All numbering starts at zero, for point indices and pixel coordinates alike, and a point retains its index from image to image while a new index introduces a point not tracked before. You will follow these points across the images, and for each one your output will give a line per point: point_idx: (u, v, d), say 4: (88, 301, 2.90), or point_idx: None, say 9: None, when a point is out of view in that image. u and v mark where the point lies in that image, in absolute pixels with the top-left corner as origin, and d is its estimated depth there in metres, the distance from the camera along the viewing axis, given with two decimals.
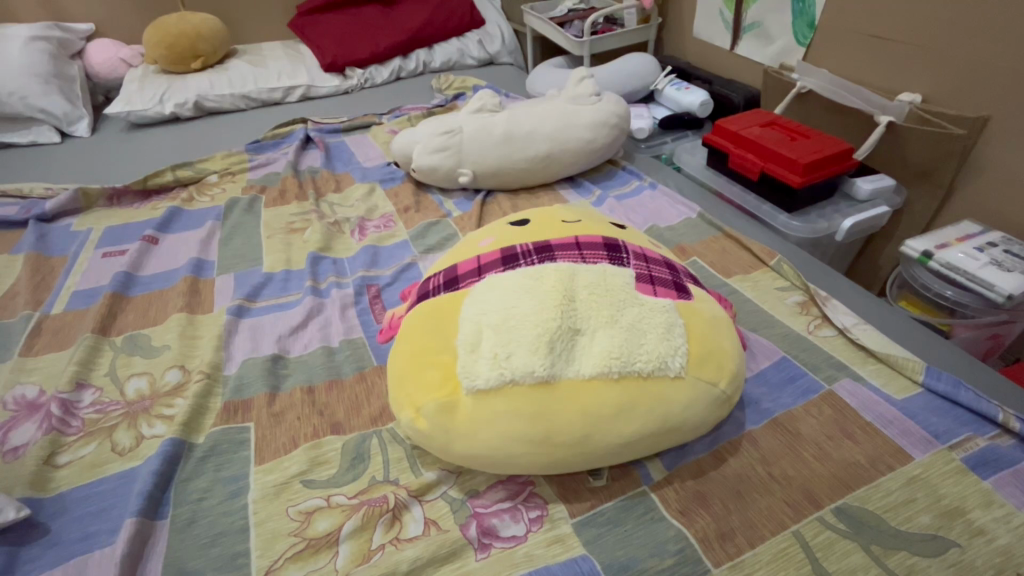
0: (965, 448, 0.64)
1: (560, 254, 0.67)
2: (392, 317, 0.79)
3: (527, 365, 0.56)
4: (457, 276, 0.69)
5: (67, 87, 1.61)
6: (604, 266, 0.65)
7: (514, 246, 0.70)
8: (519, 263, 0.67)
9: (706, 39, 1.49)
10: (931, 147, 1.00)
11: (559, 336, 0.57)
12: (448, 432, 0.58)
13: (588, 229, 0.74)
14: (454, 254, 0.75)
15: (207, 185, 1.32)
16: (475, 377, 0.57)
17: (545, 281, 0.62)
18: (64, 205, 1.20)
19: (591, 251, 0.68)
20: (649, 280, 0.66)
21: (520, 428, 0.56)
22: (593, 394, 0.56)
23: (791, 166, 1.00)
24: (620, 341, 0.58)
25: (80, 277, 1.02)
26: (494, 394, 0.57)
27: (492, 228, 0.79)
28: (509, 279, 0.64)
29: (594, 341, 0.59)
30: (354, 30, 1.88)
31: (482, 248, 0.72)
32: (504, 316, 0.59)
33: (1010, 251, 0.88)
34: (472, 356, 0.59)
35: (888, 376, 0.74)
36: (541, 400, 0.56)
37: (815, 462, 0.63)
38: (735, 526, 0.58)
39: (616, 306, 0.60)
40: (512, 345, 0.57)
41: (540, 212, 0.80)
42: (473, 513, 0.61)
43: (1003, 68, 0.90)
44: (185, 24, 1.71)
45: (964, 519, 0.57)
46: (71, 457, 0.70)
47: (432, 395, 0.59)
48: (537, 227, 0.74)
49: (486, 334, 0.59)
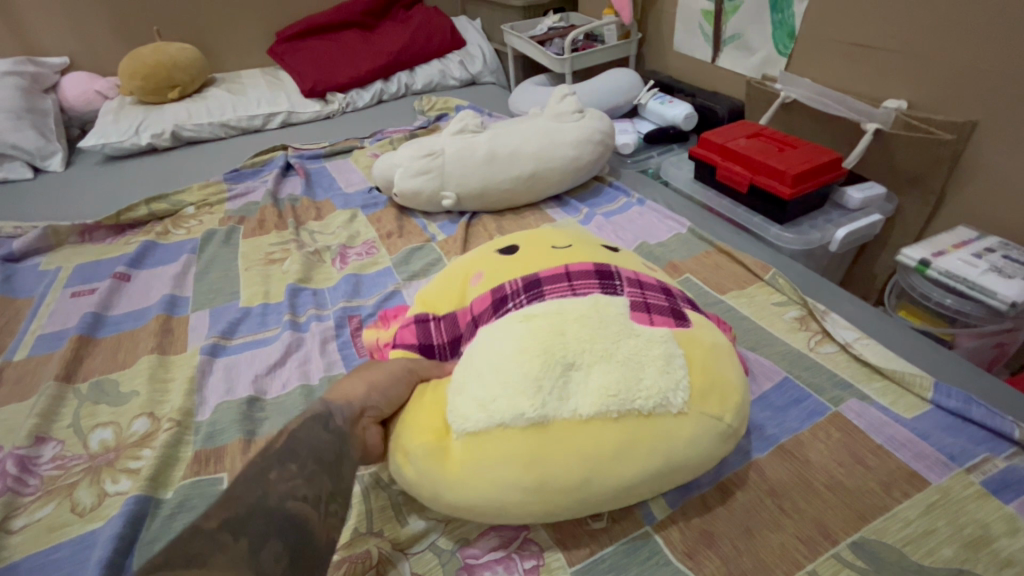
0: (984, 470, 0.60)
1: (548, 291, 0.64)
2: (375, 343, 0.78)
3: (516, 407, 0.52)
4: (458, 333, 0.68)
5: (41, 122, 1.58)
6: (596, 296, 0.62)
7: (502, 285, 0.67)
8: (508, 306, 0.64)
9: (686, 52, 1.48)
10: (919, 152, 0.98)
11: (550, 373, 0.54)
12: (435, 480, 0.54)
13: (580, 254, 0.70)
14: (446, 291, 0.72)
15: (183, 217, 1.28)
16: (463, 421, 0.54)
17: (532, 322, 0.59)
18: (34, 243, 1.16)
19: (583, 281, 0.65)
20: (644, 308, 0.62)
21: (514, 477, 0.52)
22: (592, 436, 0.52)
23: (781, 177, 0.99)
24: (617, 377, 0.54)
25: (46, 319, 0.98)
26: (483, 439, 0.53)
27: (479, 257, 0.75)
28: (498, 322, 0.61)
29: (590, 377, 0.55)
30: (335, 56, 1.87)
31: (472, 291, 0.70)
32: (490, 361, 0.56)
33: (1008, 257, 0.85)
34: (458, 398, 0.55)
35: (896, 394, 0.70)
36: (534, 443, 0.52)
37: (826, 492, 0.60)
38: (747, 568, 0.54)
39: (611, 340, 0.57)
40: (500, 385, 0.54)
41: (526, 236, 0.77)
42: (463, 565, 0.56)
43: (988, 72, 0.89)
44: (162, 55, 1.70)
45: (990, 550, 0.54)
46: (27, 520, 0.64)
47: (418, 442, 0.55)
48: (525, 257, 0.71)
49: (473, 379, 0.56)
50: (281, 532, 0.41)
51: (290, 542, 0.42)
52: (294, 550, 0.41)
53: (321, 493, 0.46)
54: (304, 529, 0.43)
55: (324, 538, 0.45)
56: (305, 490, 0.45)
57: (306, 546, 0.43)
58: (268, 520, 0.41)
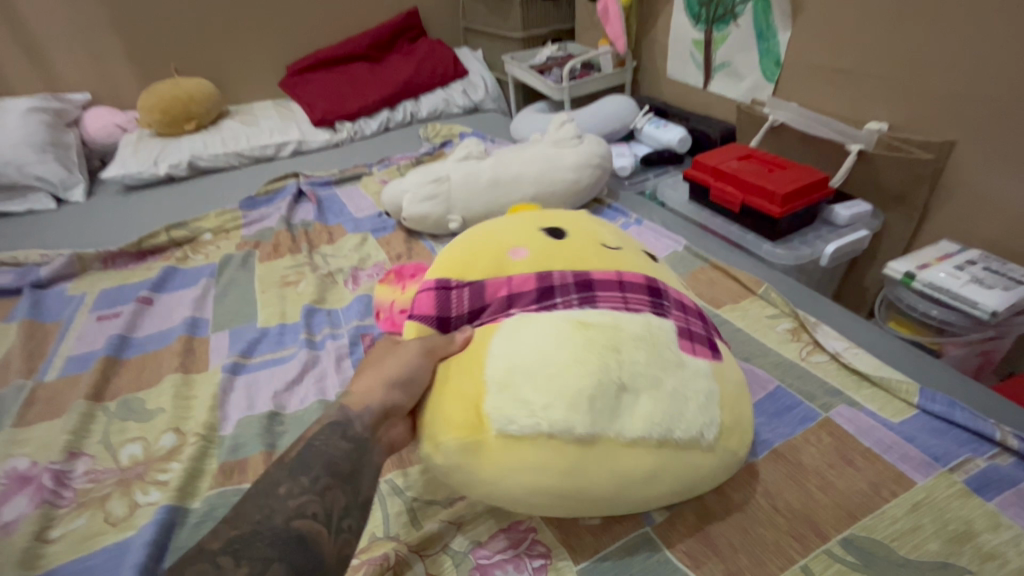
0: (966, 470, 0.64)
1: (602, 298, 0.66)
2: (389, 308, 0.86)
3: (568, 420, 0.55)
4: (485, 305, 0.70)
5: (64, 155, 1.66)
6: (647, 316, 0.65)
7: (551, 275, 0.70)
8: (556, 301, 0.67)
9: (679, 79, 1.55)
10: (901, 171, 1.04)
11: (604, 394, 0.56)
12: (467, 471, 0.57)
13: (628, 264, 0.74)
14: (487, 259, 0.75)
15: (201, 243, 1.34)
16: (508, 421, 0.56)
17: (589, 331, 0.60)
18: (60, 270, 1.22)
19: (634, 296, 0.68)
20: (687, 335, 0.67)
21: (548, 484, 0.55)
22: (628, 459, 0.56)
23: (770, 197, 1.04)
24: (664, 408, 0.57)
25: (73, 342, 1.03)
26: (526, 444, 0.55)
27: (528, 236, 0.78)
28: (551, 318, 0.63)
29: (637, 402, 0.58)
30: (343, 87, 1.96)
31: (515, 268, 0.73)
32: (546, 362, 0.57)
33: (990, 268, 0.90)
34: (505, 397, 0.57)
35: (883, 400, 0.74)
36: (574, 457, 0.55)
37: (817, 493, 0.63)
38: (743, 565, 0.57)
39: (661, 369, 0.59)
40: (553, 393, 0.55)
41: (575, 231, 0.80)
42: (475, 566, 0.59)
43: (961, 96, 0.95)
44: (180, 89, 1.78)
45: (974, 544, 0.57)
46: (63, 530, 0.68)
47: (458, 432, 0.57)
48: (575, 252, 0.74)
49: (525, 375, 0.57)
50: (286, 555, 0.45)
51: (296, 563, 0.45)
52: (299, 571, 0.45)
53: (333, 510, 0.50)
54: (314, 547, 0.47)
55: (335, 555, 0.49)
56: (315, 507, 0.49)
57: (316, 563, 0.47)
58: (278, 543, 0.46)
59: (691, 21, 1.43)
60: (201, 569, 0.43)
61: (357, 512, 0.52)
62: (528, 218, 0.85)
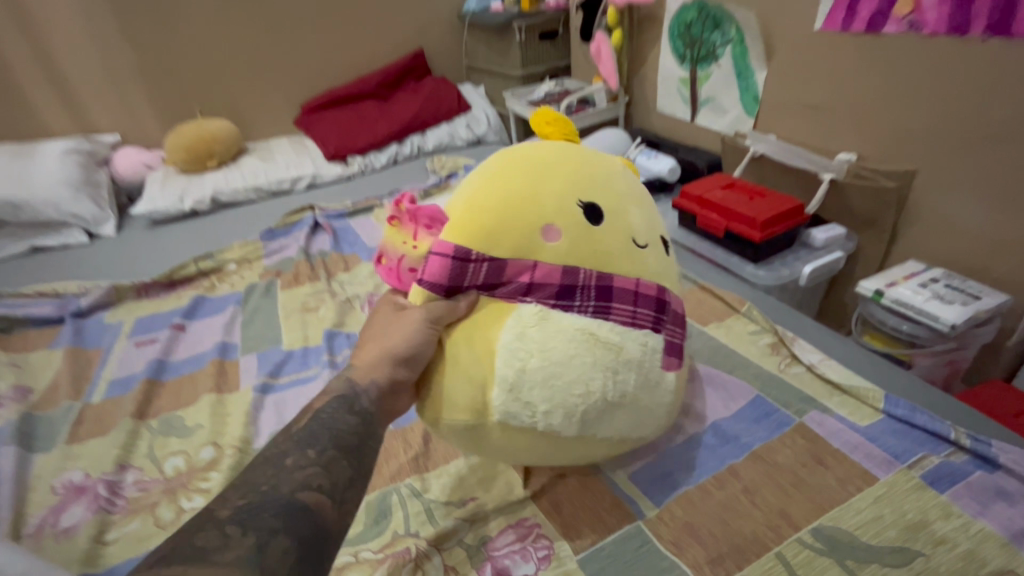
0: (923, 466, 0.72)
1: (615, 310, 0.63)
2: (398, 261, 0.66)
3: (559, 426, 0.61)
4: (503, 279, 0.63)
5: (97, 193, 1.78)
6: (648, 335, 0.64)
7: (576, 269, 0.63)
8: (573, 305, 0.63)
9: (668, 112, 1.66)
10: (869, 197, 1.13)
11: (595, 409, 0.61)
12: (462, 438, 0.65)
13: (653, 263, 0.68)
14: (511, 227, 0.62)
15: (226, 273, 1.45)
16: (509, 416, 0.60)
17: (596, 349, 0.61)
18: (98, 300, 1.33)
19: (646, 309, 0.65)
20: (672, 348, 0.67)
21: (526, 457, 0.66)
22: (595, 447, 0.67)
23: (751, 223, 1.14)
24: (635, 417, 0.65)
25: (115, 366, 1.12)
26: (520, 435, 0.62)
27: (563, 199, 0.64)
28: (563, 328, 0.61)
29: (618, 414, 0.64)
30: (354, 124, 2.09)
31: (540, 247, 0.63)
32: (554, 376, 0.59)
33: (950, 285, 0.98)
34: (509, 397, 0.60)
35: (853, 406, 0.82)
36: (555, 448, 0.64)
37: (791, 488, 0.71)
38: (723, 551, 0.65)
39: (645, 387, 0.65)
40: (553, 404, 0.60)
41: (615, 203, 0.67)
42: (488, 556, 0.67)
43: (917, 131, 1.04)
44: (202, 129, 1.91)
45: (928, 531, 0.64)
46: (118, 533, 0.77)
47: (462, 415, 0.61)
48: (608, 238, 0.65)
49: (533, 382, 0.59)
50: (290, 525, 0.45)
51: (301, 534, 0.45)
52: (305, 540, 0.45)
53: (339, 481, 0.51)
54: (318, 517, 0.47)
55: (339, 524, 0.49)
56: (320, 479, 0.50)
57: (321, 533, 0.47)
58: (282, 513, 0.46)
59: (677, 60, 1.54)
60: (209, 535, 0.43)
61: (359, 481, 0.53)
62: (570, 160, 0.67)
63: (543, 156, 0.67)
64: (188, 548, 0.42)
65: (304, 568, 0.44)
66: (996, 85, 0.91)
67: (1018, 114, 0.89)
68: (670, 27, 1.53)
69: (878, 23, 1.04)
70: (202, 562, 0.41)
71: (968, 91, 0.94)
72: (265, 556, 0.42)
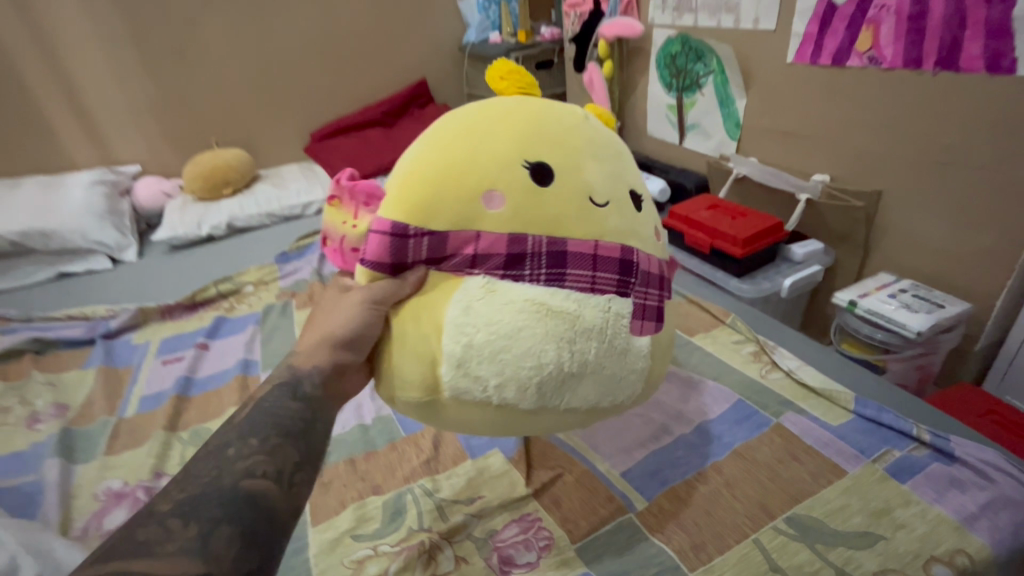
0: (886, 459, 0.79)
1: (570, 277, 0.61)
2: (341, 241, 0.68)
3: (516, 399, 0.60)
4: (448, 251, 0.62)
5: (120, 221, 1.88)
6: (608, 299, 0.62)
7: (523, 236, 0.61)
8: (524, 273, 0.61)
9: (659, 136, 1.74)
10: (842, 215, 1.22)
11: (551, 381, 0.60)
12: (421, 413, 0.64)
13: (613, 222, 0.64)
14: (451, 198, 0.60)
15: (244, 295, 1.54)
16: (462, 391, 0.60)
17: (547, 320, 0.59)
18: (126, 322, 1.42)
19: (605, 271, 0.62)
20: (641, 312, 0.65)
21: (490, 431, 0.65)
22: (563, 418, 0.65)
23: (733, 240, 1.23)
24: (601, 385, 0.63)
25: (145, 383, 1.21)
26: (476, 409, 0.61)
27: (505, 164, 0.62)
28: (511, 298, 0.59)
29: (582, 383, 0.62)
30: (362, 150, 2.20)
31: (484, 217, 0.61)
32: (503, 350, 0.58)
33: (917, 295, 1.06)
34: (460, 373, 0.59)
35: (826, 407, 0.90)
36: (517, 420, 0.63)
37: (768, 481, 0.78)
38: (707, 538, 0.72)
39: (608, 356, 0.62)
40: (504, 378, 0.59)
41: (569, 160, 0.64)
42: (494, 547, 0.74)
43: (882, 154, 1.13)
44: (219, 159, 2.01)
45: (889, 517, 0.72)
46: None
47: (415, 391, 0.61)
48: (558, 200, 0.62)
49: (480, 357, 0.58)
50: (234, 514, 0.43)
51: (246, 522, 0.43)
52: (251, 528, 0.43)
53: (286, 464, 0.49)
54: (264, 502, 0.46)
55: (290, 506, 0.47)
56: (266, 465, 0.48)
57: (269, 518, 0.45)
58: (224, 503, 0.44)
59: (664, 88, 1.64)
60: (150, 530, 0.41)
61: (310, 463, 0.51)
62: (520, 119, 0.65)
63: (491, 118, 0.64)
64: (125, 545, 0.40)
65: (252, 554, 0.42)
66: (949, 114, 1.00)
67: (968, 140, 0.99)
68: (657, 58, 1.63)
69: (842, 58, 1.14)
70: (143, 557, 0.39)
71: (925, 119, 1.04)
72: (209, 545, 0.41)
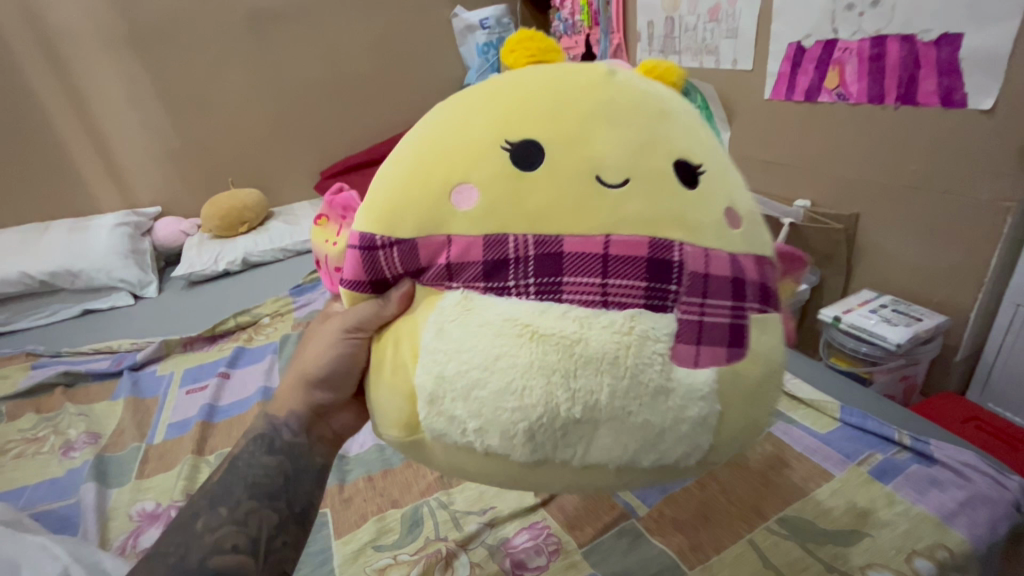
0: (870, 462, 0.85)
1: (568, 287, 0.48)
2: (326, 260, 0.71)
3: (505, 448, 0.47)
4: (422, 260, 0.53)
5: (141, 260, 1.98)
6: (629, 312, 0.47)
7: (504, 237, 0.50)
8: (509, 283, 0.49)
9: None
10: (824, 238, 1.29)
11: (547, 427, 0.46)
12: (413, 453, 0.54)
13: (635, 202, 0.49)
14: (420, 193, 0.52)
15: (262, 326, 1.62)
16: (443, 432, 0.49)
17: (531, 346, 0.46)
18: (152, 354, 1.49)
19: (620, 277, 0.48)
20: (697, 335, 0.48)
21: (495, 483, 0.52)
22: (586, 472, 0.49)
23: None
24: (623, 436, 0.46)
25: (171, 411, 1.28)
26: (465, 455, 0.50)
27: (486, 145, 0.52)
28: (488, 319, 0.48)
29: (598, 431, 0.46)
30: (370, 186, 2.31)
31: (460, 215, 0.51)
32: (476, 386, 0.46)
33: (897, 310, 1.14)
34: (433, 412, 0.49)
35: (814, 417, 0.96)
36: (521, 473, 0.49)
37: (761, 486, 0.84)
38: (704, 540, 0.77)
39: (633, 399, 0.45)
40: (483, 420, 0.46)
41: (570, 130, 0.51)
42: (507, 552, 0.80)
43: (856, 180, 1.22)
44: (234, 199, 2.11)
45: (875, 516, 0.77)
46: None
47: (394, 429, 0.52)
48: (553, 182, 0.50)
49: (452, 393, 0.47)
50: None
51: None
52: None
53: (261, 532, 0.56)
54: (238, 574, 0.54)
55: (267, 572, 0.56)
56: (237, 540, 0.55)
57: None
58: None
59: None
60: None
61: (291, 524, 0.59)
62: (518, 87, 0.54)
63: (490, 92, 0.55)
64: None
65: None
66: (913, 144, 1.09)
67: (931, 168, 1.08)
68: None
69: (814, 94, 1.24)
70: None
71: (892, 149, 1.13)
72: None
